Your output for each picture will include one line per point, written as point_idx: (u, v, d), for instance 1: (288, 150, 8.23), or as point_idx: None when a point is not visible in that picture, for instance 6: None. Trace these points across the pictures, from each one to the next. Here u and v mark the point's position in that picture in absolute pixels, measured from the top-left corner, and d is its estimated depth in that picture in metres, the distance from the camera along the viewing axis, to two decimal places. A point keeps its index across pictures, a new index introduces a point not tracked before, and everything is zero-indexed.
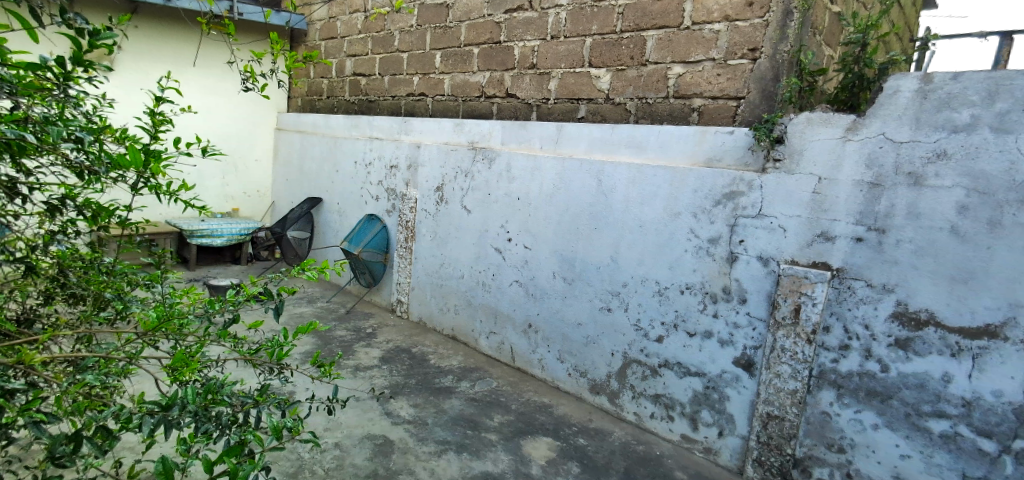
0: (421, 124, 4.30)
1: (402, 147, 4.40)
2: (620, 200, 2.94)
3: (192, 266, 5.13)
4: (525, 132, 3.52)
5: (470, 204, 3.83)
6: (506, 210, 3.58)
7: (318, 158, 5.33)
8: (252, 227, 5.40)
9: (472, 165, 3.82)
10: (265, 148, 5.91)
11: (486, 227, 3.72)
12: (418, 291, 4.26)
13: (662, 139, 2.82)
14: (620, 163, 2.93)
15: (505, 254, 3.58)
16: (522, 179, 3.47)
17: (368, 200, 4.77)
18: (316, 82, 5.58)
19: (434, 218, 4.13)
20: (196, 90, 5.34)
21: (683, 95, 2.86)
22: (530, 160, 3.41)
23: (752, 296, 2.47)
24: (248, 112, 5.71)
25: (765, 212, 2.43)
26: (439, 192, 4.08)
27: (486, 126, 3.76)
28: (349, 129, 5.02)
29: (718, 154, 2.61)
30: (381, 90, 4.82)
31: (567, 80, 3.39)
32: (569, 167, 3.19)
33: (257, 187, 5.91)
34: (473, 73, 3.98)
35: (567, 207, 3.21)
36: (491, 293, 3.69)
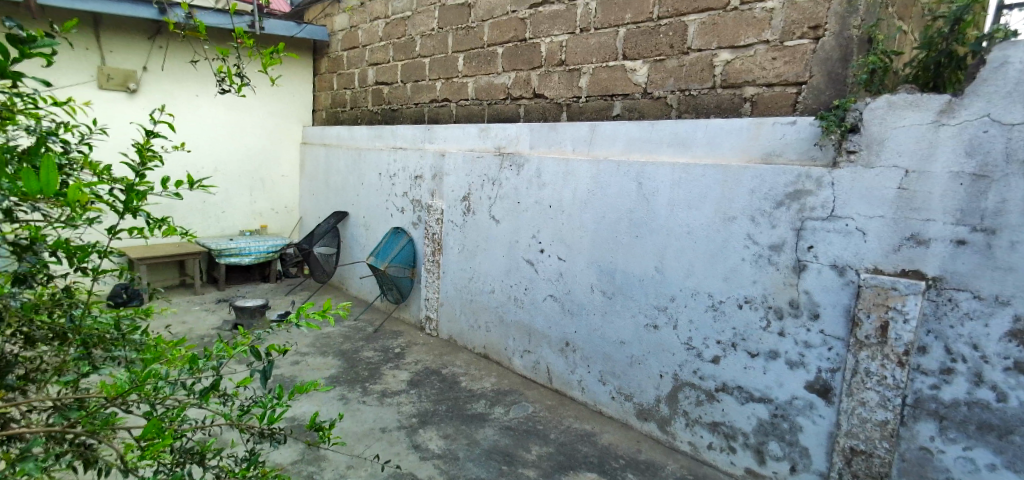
0: (445, 131, 4.08)
1: (426, 156, 4.20)
2: (664, 204, 2.64)
3: (220, 286, 5.04)
4: (556, 135, 3.25)
5: (499, 214, 3.59)
6: (537, 219, 3.32)
7: (343, 171, 5.20)
8: (280, 244, 5.33)
9: (499, 172, 3.57)
10: (292, 164, 5.83)
11: (518, 238, 3.46)
12: (448, 307, 4.04)
13: (712, 135, 2.50)
14: (663, 164, 2.63)
15: (538, 266, 3.32)
16: (554, 186, 3.20)
17: (394, 213, 4.58)
18: (339, 93, 5.46)
19: (462, 230, 3.90)
20: (222, 108, 5.24)
21: (733, 85, 2.54)
22: (563, 165, 3.14)
23: (825, 311, 2.14)
24: (274, 128, 5.63)
25: (839, 213, 2.09)
26: (466, 202, 3.85)
27: (513, 130, 3.52)
28: (373, 140, 4.86)
29: (779, 148, 2.28)
30: (403, 98, 4.65)
31: (599, 75, 3.12)
32: (606, 171, 2.90)
33: (284, 203, 5.83)
34: (498, 75, 3.75)
35: (605, 215, 2.92)
36: (524, 309, 3.43)
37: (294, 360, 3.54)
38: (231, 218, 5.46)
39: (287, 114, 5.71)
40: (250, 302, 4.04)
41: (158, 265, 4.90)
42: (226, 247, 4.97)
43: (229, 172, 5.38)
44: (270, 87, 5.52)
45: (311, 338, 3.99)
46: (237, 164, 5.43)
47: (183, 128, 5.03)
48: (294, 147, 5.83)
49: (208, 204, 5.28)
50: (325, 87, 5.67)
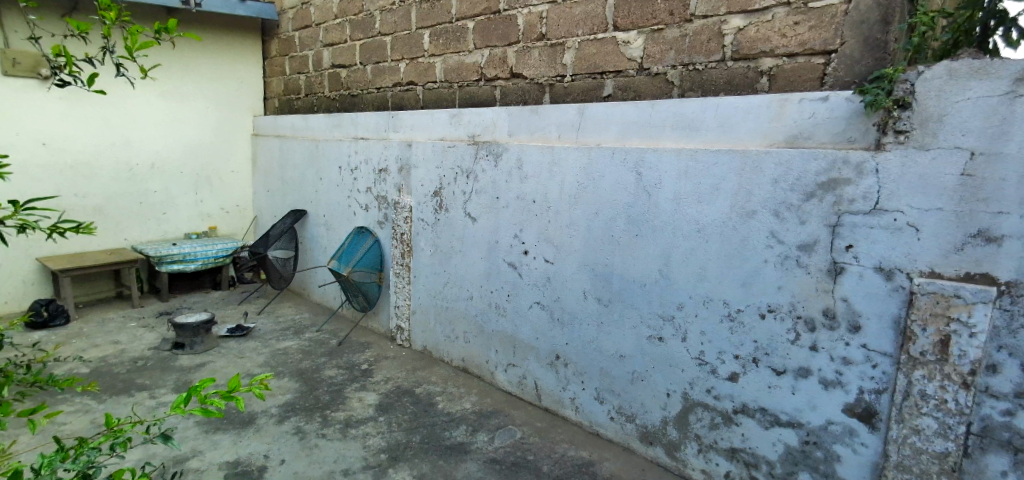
0: (411, 117, 3.63)
1: (391, 147, 3.74)
2: (668, 198, 2.27)
3: (163, 297, 4.51)
4: (538, 121, 2.85)
5: (476, 211, 3.17)
6: (518, 216, 2.93)
7: (299, 166, 4.69)
8: (231, 248, 4.83)
9: (474, 164, 3.15)
10: (243, 158, 5.26)
11: (497, 238, 3.06)
12: (421, 316, 3.62)
13: (724, 116, 2.13)
14: (666, 151, 2.26)
15: (521, 269, 2.93)
16: (537, 178, 2.81)
17: (357, 211, 4.12)
18: (293, 78, 4.93)
19: (434, 230, 3.47)
20: (157, 95, 4.66)
21: (747, 56, 2.18)
22: (547, 155, 2.74)
23: (868, 322, 1.80)
24: (219, 119, 5.06)
25: (884, 206, 1.75)
26: (437, 197, 3.42)
27: (488, 114, 3.10)
28: (331, 130, 4.37)
29: (808, 129, 1.92)
30: (363, 82, 4.16)
31: (587, 50, 2.72)
32: (597, 160, 2.52)
33: (236, 202, 5.27)
34: (469, 53, 3.32)
35: (597, 211, 2.54)
36: (506, 319, 3.05)
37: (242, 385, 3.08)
38: (175, 220, 4.90)
39: (235, 103, 5.14)
40: (193, 318, 3.54)
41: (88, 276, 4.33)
42: (167, 253, 4.44)
43: (169, 168, 4.81)
44: (213, 71, 4.96)
45: (265, 356, 3.51)
46: (179, 159, 4.86)
47: (112, 120, 4.45)
48: (245, 139, 5.26)
49: (147, 205, 4.72)
50: (276, 72, 5.12)
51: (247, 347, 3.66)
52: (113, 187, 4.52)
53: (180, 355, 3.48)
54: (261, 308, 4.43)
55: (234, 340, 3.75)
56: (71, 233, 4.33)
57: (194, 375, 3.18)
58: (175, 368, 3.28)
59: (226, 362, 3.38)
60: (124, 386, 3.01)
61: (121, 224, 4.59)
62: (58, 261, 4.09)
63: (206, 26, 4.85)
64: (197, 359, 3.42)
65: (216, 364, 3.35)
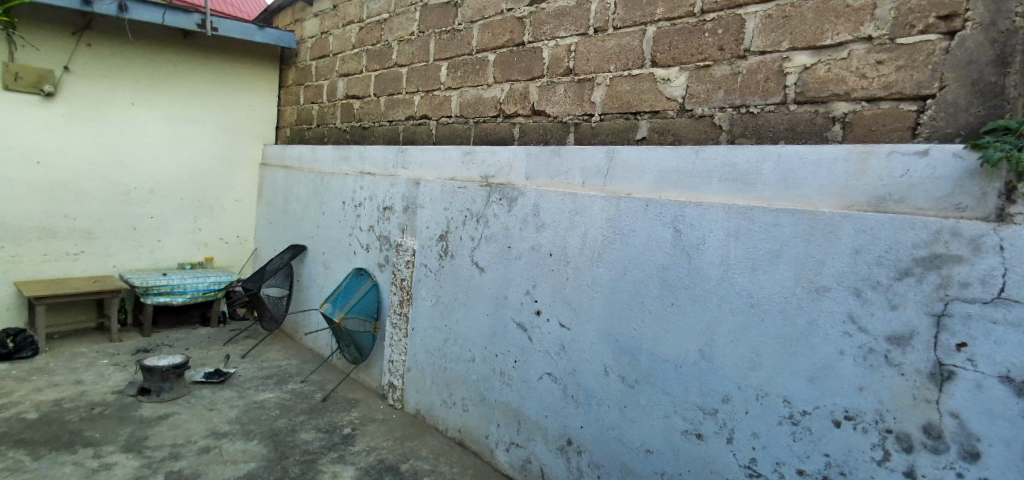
0: (420, 153, 3.33)
1: (398, 184, 3.43)
2: (712, 264, 1.91)
3: (144, 333, 4.19)
4: (560, 164, 2.50)
5: (484, 260, 2.80)
6: (532, 270, 2.56)
7: (302, 199, 4.41)
8: (224, 282, 4.52)
9: (485, 208, 2.81)
10: (248, 187, 5.02)
11: (507, 293, 2.68)
12: (416, 374, 3.23)
13: (784, 170, 1.78)
14: (712, 206, 1.91)
15: (531, 333, 2.55)
16: (555, 228, 2.45)
17: (357, 251, 3.78)
18: (306, 107, 4.71)
19: (437, 278, 3.10)
20: (164, 118, 4.49)
21: (815, 99, 1.83)
22: (568, 203, 2.39)
23: (992, 449, 1.38)
24: (226, 146, 4.85)
25: (1012, 295, 1.36)
26: (443, 242, 3.07)
27: (504, 154, 2.77)
28: (337, 163, 4.09)
29: (900, 191, 1.56)
30: (375, 114, 3.91)
31: (620, 86, 2.40)
32: (626, 212, 2.17)
33: (236, 232, 4.99)
34: (488, 87, 3.03)
35: (625, 272, 2.17)
36: (513, 388, 2.65)
37: (202, 447, 2.70)
38: (168, 248, 4.63)
39: (244, 130, 4.94)
40: (166, 363, 3.20)
41: (67, 304, 4.05)
42: (154, 283, 4.16)
43: (168, 194, 4.58)
44: (225, 97, 4.78)
45: (237, 411, 3.15)
46: (180, 185, 4.64)
47: (113, 141, 4.26)
48: (252, 168, 5.03)
49: (140, 230, 4.47)
50: (290, 100, 4.91)
51: (220, 397, 3.29)
52: (107, 211, 4.29)
53: (143, 403, 3.13)
54: (245, 351, 4.06)
55: (207, 387, 3.40)
56: (55, 257, 4.09)
57: (152, 430, 2.82)
58: (133, 419, 2.93)
59: (191, 415, 3.03)
60: (68, 439, 2.66)
61: (110, 250, 4.34)
62: (35, 286, 3.83)
63: (223, 51, 4.70)
64: (160, 409, 3.07)
65: (179, 417, 2.99)
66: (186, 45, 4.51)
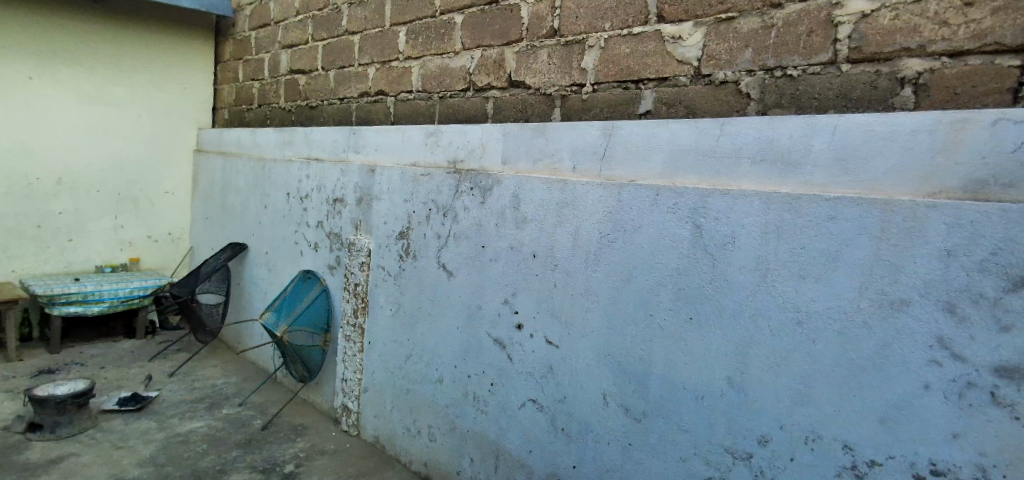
0: (375, 135, 2.82)
1: (349, 172, 2.91)
2: (744, 268, 1.50)
3: (53, 350, 3.60)
4: (545, 146, 2.05)
5: (453, 263, 2.33)
6: (511, 274, 2.10)
7: (241, 190, 3.83)
8: (152, 287, 3.93)
9: (453, 200, 2.34)
10: (181, 177, 4.38)
11: (481, 303, 2.22)
12: (373, 396, 2.75)
13: (842, 147, 1.36)
14: (746, 195, 1.49)
15: (512, 351, 2.10)
16: (538, 224, 2.00)
17: (304, 250, 3.26)
18: (245, 85, 4.11)
19: (396, 284, 2.62)
20: (73, 96, 3.82)
21: (877, 55, 1.43)
22: (556, 194, 1.94)
23: None
24: (153, 129, 4.21)
25: None
26: (403, 241, 2.59)
27: (475, 134, 2.30)
28: (280, 149, 3.53)
29: (1009, 171, 1.16)
30: (323, 91, 3.37)
31: (618, 47, 1.95)
32: (628, 204, 1.74)
33: (169, 229, 4.36)
34: (455, 55, 2.54)
35: (629, 278, 1.74)
36: (488, 416, 2.20)
37: None
38: (85, 249, 3.98)
39: (175, 111, 4.29)
40: (65, 392, 2.69)
41: None
42: (62, 291, 3.55)
43: (81, 186, 3.92)
44: (149, 73, 4.14)
45: (153, 448, 2.63)
46: (97, 175, 3.99)
47: (5, 123, 3.57)
48: (186, 155, 4.39)
49: (46, 229, 3.81)
50: (228, 78, 4.29)
51: (134, 431, 2.76)
52: (2, 207, 3.62)
53: (35, 443, 2.58)
54: (174, 369, 3.50)
55: (120, 418, 2.86)
56: None
57: None
58: (15, 466, 2.39)
59: (94, 458, 2.50)
60: None
61: (8, 252, 3.67)
62: None
63: (144, 18, 4.06)
64: (55, 450, 2.53)
65: (77, 461, 2.47)
66: (98, 11, 3.86)
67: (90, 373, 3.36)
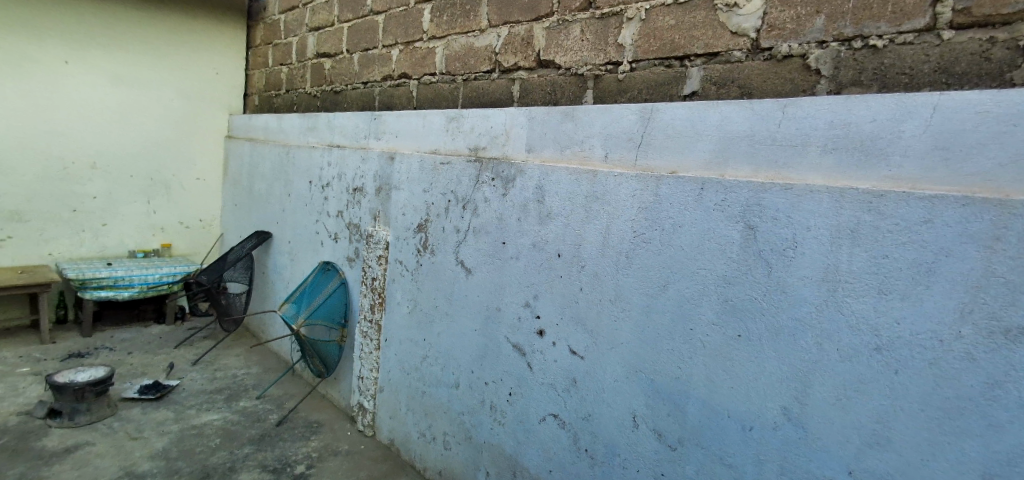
0: (396, 120, 2.66)
1: (370, 160, 2.76)
2: (807, 279, 1.25)
3: (83, 333, 3.63)
4: (573, 132, 1.82)
5: (472, 259, 2.15)
6: (532, 274, 1.90)
7: (267, 177, 3.76)
8: (180, 273, 3.92)
9: (473, 191, 2.15)
10: (212, 163, 4.37)
11: (500, 304, 2.03)
12: (389, 396, 2.60)
13: (941, 133, 1.10)
14: (813, 191, 1.23)
15: (532, 359, 1.90)
16: (563, 219, 1.79)
17: (324, 240, 3.15)
18: (274, 71, 4.04)
19: (414, 279, 2.45)
20: (107, 80, 3.83)
21: (990, 18, 1.14)
22: (584, 186, 1.72)
23: None
24: (184, 113, 4.19)
25: None
26: (421, 234, 2.42)
27: (499, 119, 2.09)
28: (304, 135, 3.43)
29: None
30: (348, 75, 3.24)
31: (660, 19, 1.69)
32: (667, 198, 1.50)
33: (199, 215, 4.35)
34: (480, 33, 2.33)
35: (666, 285, 1.51)
36: (506, 428, 2.01)
37: None
38: (117, 233, 4.01)
39: (205, 96, 4.27)
40: (85, 379, 2.66)
41: None
42: (93, 275, 3.56)
43: (114, 170, 3.94)
44: (180, 57, 4.12)
45: (167, 440, 2.56)
46: (130, 160, 4.00)
47: (42, 106, 3.59)
48: (217, 141, 4.38)
49: (81, 213, 3.84)
50: (258, 63, 4.24)
51: (150, 420, 2.71)
52: (38, 190, 3.65)
53: (52, 429, 2.55)
54: (197, 357, 3.46)
55: (138, 406, 2.82)
56: None
57: (48, 470, 2.25)
58: (29, 453, 2.35)
59: (107, 447, 2.45)
60: None
61: (44, 235, 3.72)
62: None
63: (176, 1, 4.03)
64: (70, 438, 2.49)
65: (89, 451, 2.42)
66: None
67: (116, 358, 3.36)
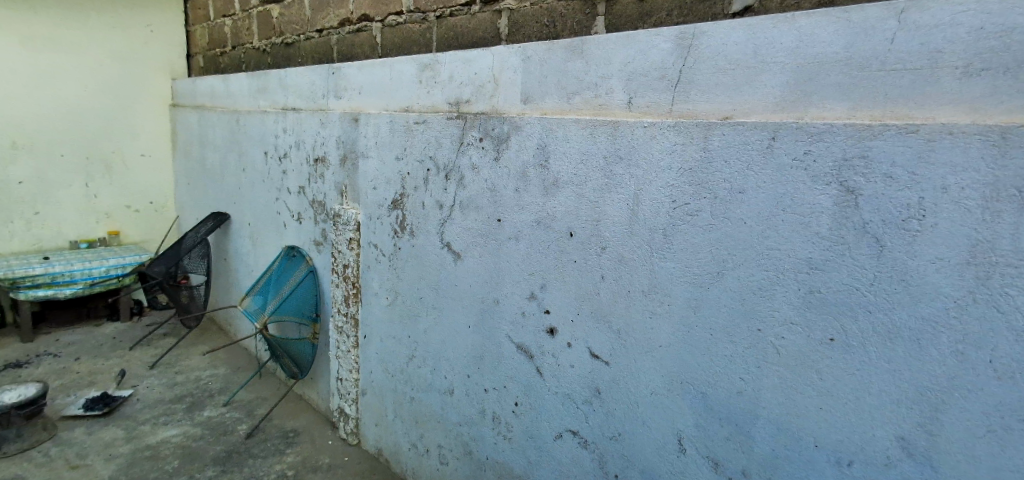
0: (357, 73, 2.19)
1: (330, 124, 2.31)
2: (942, 263, 0.88)
3: (24, 339, 3.20)
4: (583, 72, 1.40)
5: (461, 241, 1.75)
6: (538, 258, 1.51)
7: (219, 150, 3.28)
8: (131, 265, 3.47)
9: (456, 155, 1.73)
10: (158, 137, 3.85)
11: (498, 295, 1.64)
12: (373, 400, 2.24)
13: None
14: (952, 135, 0.85)
15: (543, 362, 1.53)
16: (575, 188, 1.40)
17: (287, 221, 2.72)
18: (218, 24, 3.49)
19: (392, 266, 2.06)
20: (17, 43, 3.28)
21: None
22: (601, 144, 1.33)
23: None
24: (117, 79, 3.65)
25: None
26: (397, 210, 2.01)
27: (483, 62, 1.65)
28: (254, 99, 2.94)
29: None
30: (300, 23, 2.74)
31: None
32: (720, 154, 1.11)
33: (151, 197, 3.86)
34: None
35: (723, 271, 1.13)
36: (514, 443, 1.66)
37: None
38: (55, 223, 3.54)
39: (140, 58, 3.72)
40: (9, 399, 2.28)
41: None
42: (26, 273, 3.11)
43: (41, 150, 3.43)
44: (106, 13, 3.55)
45: (115, 466, 2.19)
46: (58, 136, 3.48)
47: None
48: (161, 111, 3.84)
49: (7, 201, 3.35)
50: (200, 17, 3.67)
51: (97, 443, 2.33)
52: None
53: None
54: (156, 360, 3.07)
55: (83, 426, 2.44)
56: None
57: None
58: None
59: None
60: None
61: None
62: None
63: None
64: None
65: None
66: None
67: (61, 366, 2.94)
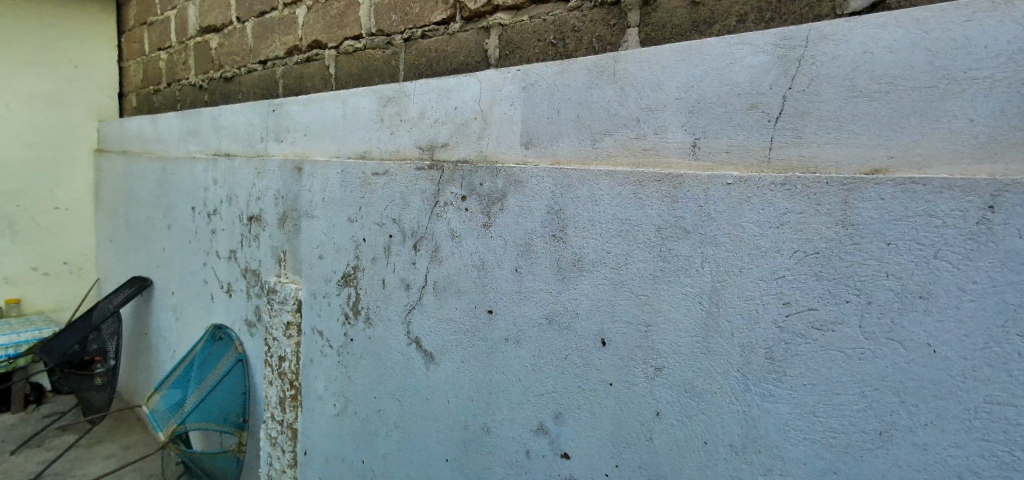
0: (303, 111, 1.72)
1: (268, 174, 1.82)
2: None
3: None
4: (618, 103, 0.95)
5: (435, 338, 1.25)
6: (551, 373, 1.02)
7: (143, 203, 2.73)
8: (26, 343, 2.81)
9: (430, 219, 1.25)
10: (78, 186, 3.26)
11: (489, 422, 1.13)
12: None
13: None
14: None
15: None
16: (608, 274, 0.93)
17: (215, 293, 2.17)
18: (152, 58, 3.01)
19: (341, 362, 1.53)
20: None
21: None
22: (651, 210, 0.87)
23: None
24: (28, 122, 3.07)
25: None
26: (348, 288, 1.50)
27: (467, 92, 1.20)
28: (184, 142, 2.43)
29: None
30: (241, 53, 2.28)
31: None
32: (877, 231, 0.68)
33: (65, 257, 3.24)
34: None
35: (893, 434, 0.67)
36: None
37: None
38: None
39: (60, 96, 3.17)
40: None
41: None
42: None
43: None
44: (20, 45, 3.01)
45: None
46: None
47: None
48: (83, 156, 3.27)
49: None
50: (134, 51, 3.19)
51: None
52: None
53: None
54: (41, 469, 2.40)
55: None
56: None
57: None
58: None
59: None
60: None
61: None
62: None
63: None
64: None
65: None
66: None
67: None
